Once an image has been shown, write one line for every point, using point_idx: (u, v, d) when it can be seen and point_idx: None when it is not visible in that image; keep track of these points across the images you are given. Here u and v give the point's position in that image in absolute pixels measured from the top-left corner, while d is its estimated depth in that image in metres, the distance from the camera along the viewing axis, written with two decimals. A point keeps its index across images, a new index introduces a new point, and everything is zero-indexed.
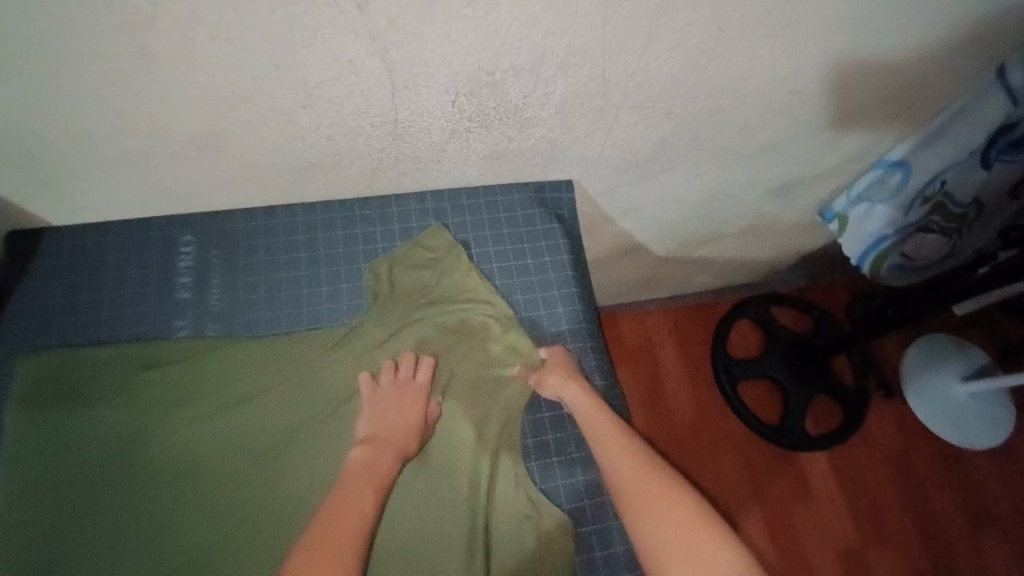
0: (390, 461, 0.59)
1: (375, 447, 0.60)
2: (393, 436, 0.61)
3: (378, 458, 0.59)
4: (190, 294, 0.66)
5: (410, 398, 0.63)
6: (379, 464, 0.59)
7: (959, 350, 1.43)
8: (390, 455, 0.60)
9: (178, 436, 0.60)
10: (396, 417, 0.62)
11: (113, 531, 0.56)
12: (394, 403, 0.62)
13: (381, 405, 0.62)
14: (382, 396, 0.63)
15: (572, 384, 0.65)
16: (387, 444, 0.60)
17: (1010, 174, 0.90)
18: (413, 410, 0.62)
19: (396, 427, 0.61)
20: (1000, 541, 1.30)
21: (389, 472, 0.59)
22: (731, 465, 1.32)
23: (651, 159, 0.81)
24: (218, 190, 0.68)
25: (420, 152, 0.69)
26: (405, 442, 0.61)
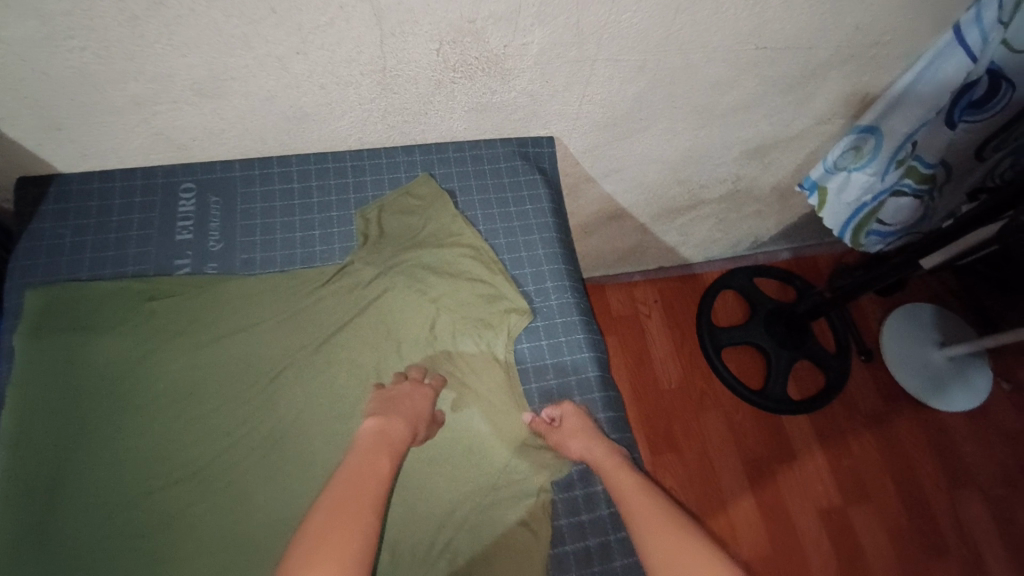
0: (402, 428, 0.60)
1: (387, 417, 0.60)
2: (406, 414, 0.62)
3: (391, 426, 0.60)
4: (191, 236, 0.71)
5: (423, 392, 0.64)
6: (393, 430, 0.59)
7: (935, 317, 1.48)
8: (402, 424, 0.60)
9: (177, 361, 0.64)
10: (411, 402, 0.63)
11: (118, 446, 0.60)
12: (406, 393, 0.64)
13: (392, 393, 0.63)
14: (393, 392, 0.63)
15: (597, 443, 0.63)
16: (399, 416, 0.61)
17: (981, 133, 0.85)
18: (424, 402, 0.64)
19: (407, 407, 0.62)
20: (974, 497, 1.35)
21: (402, 440, 0.59)
22: (716, 429, 1.36)
23: (628, 117, 0.86)
24: (217, 140, 0.72)
25: (409, 103, 0.73)
26: (417, 423, 0.62)
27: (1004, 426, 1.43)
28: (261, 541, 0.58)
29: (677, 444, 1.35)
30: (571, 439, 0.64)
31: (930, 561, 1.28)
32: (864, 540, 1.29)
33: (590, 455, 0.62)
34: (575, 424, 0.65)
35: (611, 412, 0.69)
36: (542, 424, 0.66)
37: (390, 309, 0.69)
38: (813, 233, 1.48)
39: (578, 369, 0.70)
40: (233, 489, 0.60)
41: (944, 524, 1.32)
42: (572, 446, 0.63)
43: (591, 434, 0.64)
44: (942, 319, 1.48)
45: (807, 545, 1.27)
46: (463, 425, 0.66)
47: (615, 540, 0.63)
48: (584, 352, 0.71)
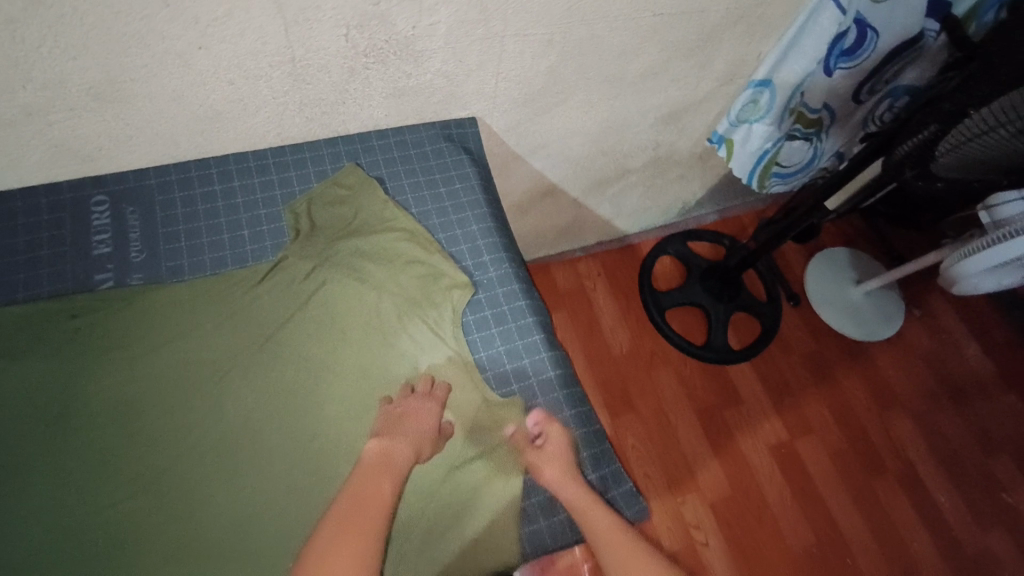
0: (405, 450, 0.61)
1: (390, 440, 0.61)
2: (410, 435, 0.62)
3: (395, 449, 0.61)
4: (109, 249, 0.68)
5: (428, 409, 0.64)
6: (396, 454, 0.61)
7: (850, 258, 1.61)
8: (406, 446, 0.61)
9: (113, 376, 0.62)
10: (415, 420, 0.63)
11: (59, 469, 0.58)
12: (412, 410, 0.64)
13: (399, 411, 0.64)
14: (399, 410, 0.64)
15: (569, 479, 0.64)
16: (401, 437, 0.62)
17: (855, 78, 0.92)
18: (428, 418, 0.64)
19: (412, 427, 0.62)
20: (901, 415, 1.48)
21: (405, 462, 0.61)
22: (668, 386, 1.43)
23: (544, 92, 0.89)
24: (126, 148, 0.69)
25: (324, 94, 0.73)
26: (420, 442, 0.62)
27: (918, 348, 1.57)
28: (224, 540, 0.57)
29: (634, 405, 1.40)
30: (547, 469, 0.63)
31: (870, 477, 1.40)
32: (812, 467, 1.39)
33: (563, 491, 0.63)
34: (554, 453, 0.65)
35: (559, 369, 0.71)
36: (524, 439, 0.65)
37: (330, 298, 0.69)
38: (735, 193, 1.58)
39: (523, 333, 0.72)
40: (189, 494, 0.59)
41: (879, 442, 1.44)
42: (547, 476, 0.63)
43: (567, 465, 0.64)
44: (856, 258, 1.61)
45: (762, 481, 1.36)
46: None
47: None
48: (527, 317, 0.73)
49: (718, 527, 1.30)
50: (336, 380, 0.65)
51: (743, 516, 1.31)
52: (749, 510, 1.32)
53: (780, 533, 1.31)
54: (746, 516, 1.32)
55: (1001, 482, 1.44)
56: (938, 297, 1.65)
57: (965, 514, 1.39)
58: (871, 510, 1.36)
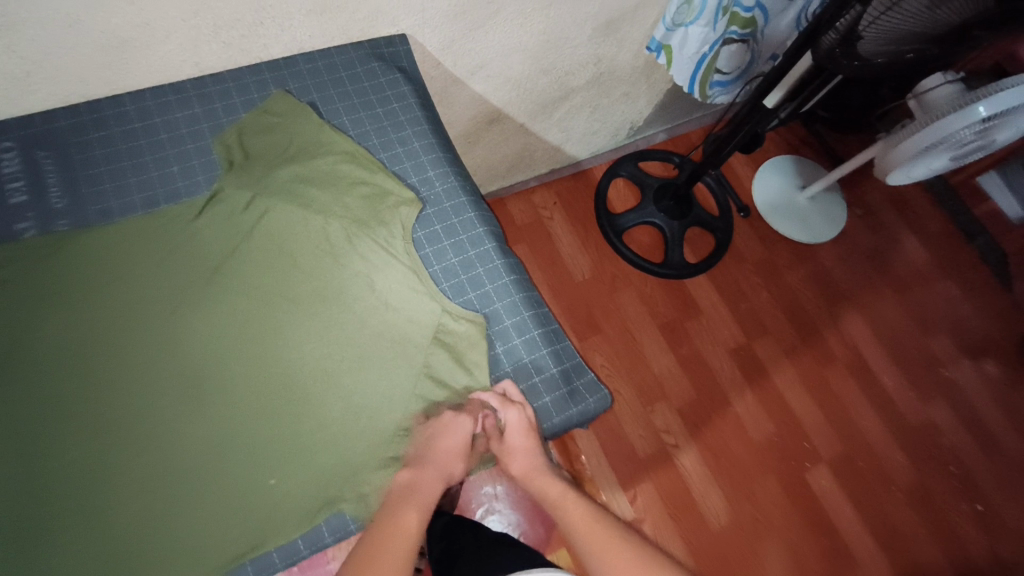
0: (433, 479, 0.60)
1: (418, 469, 0.60)
2: (440, 460, 0.61)
3: (423, 477, 0.60)
4: (26, 197, 0.64)
5: (458, 427, 0.61)
6: (423, 482, 0.59)
7: (794, 166, 1.66)
8: (434, 474, 0.60)
9: (55, 322, 0.59)
10: (445, 441, 0.61)
11: (13, 419, 0.56)
12: (440, 430, 0.61)
13: (428, 432, 0.61)
14: (429, 431, 0.61)
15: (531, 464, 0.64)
16: (431, 464, 0.60)
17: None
18: (458, 436, 0.61)
19: (441, 450, 0.61)
20: (848, 308, 1.57)
21: (434, 490, 0.59)
22: (632, 306, 1.47)
23: (475, 4, 0.85)
24: (26, 88, 0.64)
25: (239, 13, 0.67)
26: (449, 465, 0.61)
27: (861, 245, 1.65)
28: (197, 470, 0.57)
29: (600, 327, 1.44)
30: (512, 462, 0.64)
31: (823, 368, 1.49)
32: (771, 366, 1.47)
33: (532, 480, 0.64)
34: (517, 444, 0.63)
35: (515, 275, 0.72)
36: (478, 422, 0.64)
37: (276, 226, 0.67)
38: (681, 110, 1.59)
39: (475, 244, 0.72)
40: (154, 430, 0.58)
41: (829, 335, 1.53)
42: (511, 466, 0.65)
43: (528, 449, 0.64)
44: (799, 165, 1.66)
45: (724, 382, 1.43)
46: (386, 321, 0.66)
47: (540, 380, 0.67)
48: (477, 228, 0.73)
49: (686, 428, 1.37)
50: (296, 305, 0.64)
51: (709, 417, 1.39)
52: (714, 410, 1.40)
53: (744, 428, 1.40)
54: (713, 417, 1.39)
55: (938, 358, 1.56)
56: (876, 196, 1.73)
57: (908, 390, 1.51)
58: (825, 397, 1.46)
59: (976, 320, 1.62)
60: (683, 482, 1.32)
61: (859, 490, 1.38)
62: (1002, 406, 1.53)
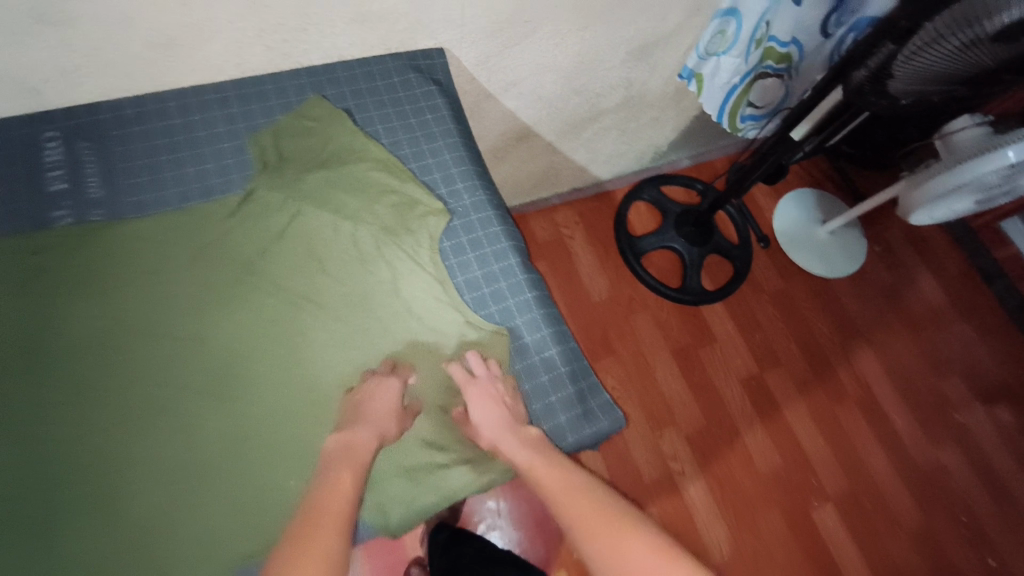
0: (368, 437, 0.58)
1: (352, 429, 0.58)
2: (371, 418, 0.59)
3: (358, 437, 0.58)
4: (65, 185, 0.65)
5: (387, 387, 0.62)
6: (357, 442, 0.57)
7: (815, 199, 1.66)
8: (369, 434, 0.58)
9: (86, 310, 0.60)
10: (375, 402, 0.60)
11: (38, 403, 0.56)
12: (372, 392, 0.61)
13: (360, 395, 0.61)
14: (362, 393, 0.61)
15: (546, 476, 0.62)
16: (364, 423, 0.59)
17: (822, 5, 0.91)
18: (389, 398, 0.61)
19: (375, 411, 0.60)
20: (863, 345, 1.55)
21: (368, 449, 0.57)
22: (646, 330, 1.47)
23: (513, 22, 0.86)
24: (74, 79, 0.66)
25: (284, 19, 0.69)
26: (382, 423, 0.60)
27: (878, 282, 1.64)
28: (215, 466, 0.57)
29: (613, 348, 1.44)
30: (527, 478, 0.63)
31: (835, 404, 1.47)
32: (783, 399, 1.45)
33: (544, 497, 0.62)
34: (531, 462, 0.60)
35: (537, 291, 0.72)
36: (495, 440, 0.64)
37: (306, 228, 0.68)
38: (705, 137, 1.59)
39: (499, 258, 0.72)
40: (176, 424, 0.58)
41: (843, 372, 1.51)
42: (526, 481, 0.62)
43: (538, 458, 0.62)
44: (820, 199, 1.66)
45: (734, 412, 1.42)
46: (409, 331, 0.66)
47: (556, 399, 0.67)
48: (502, 242, 0.73)
49: (693, 457, 1.36)
50: (320, 309, 0.65)
51: (717, 446, 1.38)
52: (722, 440, 1.38)
53: (751, 460, 1.38)
54: (721, 446, 1.38)
55: (951, 401, 1.53)
56: (896, 233, 1.71)
57: (920, 432, 1.48)
58: (835, 434, 1.44)
59: (992, 365, 1.59)
60: (688, 511, 1.30)
61: (864, 532, 1.35)
62: (1016, 455, 1.49)
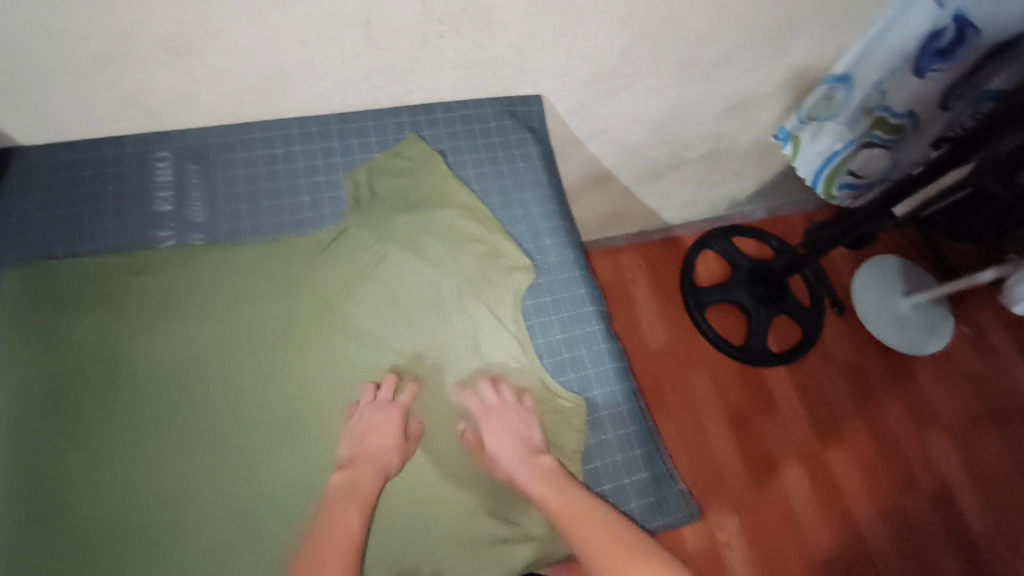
0: (369, 478, 0.58)
1: (353, 469, 0.59)
2: (372, 456, 0.59)
3: (358, 477, 0.58)
4: (171, 207, 0.67)
5: (388, 419, 0.61)
6: (360, 482, 0.58)
7: (898, 269, 1.55)
8: (369, 474, 0.59)
9: (175, 333, 0.62)
10: (376, 438, 0.60)
11: (123, 421, 0.59)
12: (372, 425, 0.60)
13: (360, 429, 0.60)
14: (359, 424, 0.61)
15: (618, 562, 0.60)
16: (365, 463, 0.59)
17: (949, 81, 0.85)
18: (390, 431, 0.61)
19: (373, 448, 0.60)
20: (939, 434, 1.43)
21: (372, 489, 0.58)
22: (702, 388, 1.41)
23: (614, 74, 0.84)
24: (191, 105, 0.68)
25: (394, 60, 0.69)
26: (384, 461, 0.60)
27: (963, 366, 1.52)
28: (286, 508, 0.58)
29: (666, 404, 1.39)
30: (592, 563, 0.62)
31: (903, 496, 1.36)
32: (845, 482, 1.36)
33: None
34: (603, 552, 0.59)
35: (617, 363, 0.70)
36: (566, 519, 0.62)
37: (391, 273, 0.68)
38: (787, 193, 1.52)
39: (581, 323, 0.70)
40: (253, 461, 0.59)
41: (914, 461, 1.40)
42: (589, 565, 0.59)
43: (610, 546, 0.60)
44: (907, 270, 1.55)
45: (791, 489, 1.33)
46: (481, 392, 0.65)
47: (629, 483, 0.65)
48: (586, 305, 0.71)
49: (742, 532, 1.28)
50: (399, 358, 0.65)
51: (769, 524, 1.29)
52: (775, 518, 1.30)
53: (805, 545, 1.29)
54: (772, 525, 1.29)
55: None
56: (988, 316, 1.58)
57: (998, 539, 1.35)
58: (902, 529, 1.33)
59: None
60: None
61: None
62: None
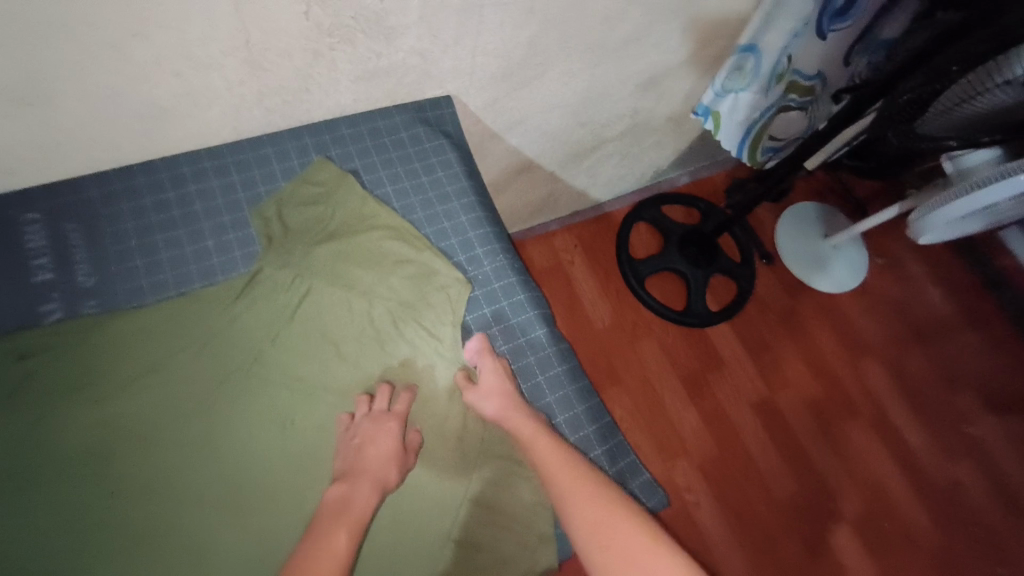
0: (367, 494, 0.56)
1: (350, 483, 0.56)
2: (370, 467, 0.57)
3: (355, 492, 0.56)
4: (52, 275, 0.60)
5: (384, 430, 0.58)
6: (356, 498, 0.55)
7: (816, 214, 1.64)
8: (368, 489, 0.56)
9: (83, 417, 0.56)
10: (374, 449, 0.58)
11: (38, 526, 0.53)
12: (367, 435, 0.58)
13: (357, 440, 0.58)
14: (356, 438, 0.59)
15: None
16: (363, 478, 0.57)
17: (846, 40, 0.89)
18: (388, 442, 0.58)
19: (371, 459, 0.57)
20: (869, 361, 1.55)
21: (366, 505, 0.55)
22: (652, 356, 1.44)
23: (524, 65, 0.81)
24: (56, 156, 0.60)
25: (286, 80, 0.64)
26: (383, 472, 0.58)
27: (882, 297, 1.63)
28: None
29: (620, 378, 1.41)
30: None
31: (845, 424, 1.46)
32: (793, 421, 1.44)
33: None
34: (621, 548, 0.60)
35: (567, 364, 0.69)
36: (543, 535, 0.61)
37: (318, 310, 0.64)
38: (706, 155, 1.56)
39: (526, 329, 0.69)
40: (200, 540, 0.55)
41: (851, 389, 1.50)
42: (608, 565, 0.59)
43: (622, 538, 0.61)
44: (823, 214, 1.64)
45: (747, 438, 1.40)
46: (430, 420, 0.63)
47: None
48: (528, 312, 0.70)
49: (708, 486, 1.34)
50: (342, 399, 0.62)
51: (730, 473, 1.36)
52: (735, 467, 1.37)
53: (766, 486, 1.36)
54: (733, 473, 1.36)
55: (959, 414, 1.53)
56: (898, 246, 1.71)
57: (930, 448, 1.48)
58: (847, 455, 1.43)
59: (999, 375, 1.59)
60: (705, 544, 1.29)
61: (880, 552, 1.35)
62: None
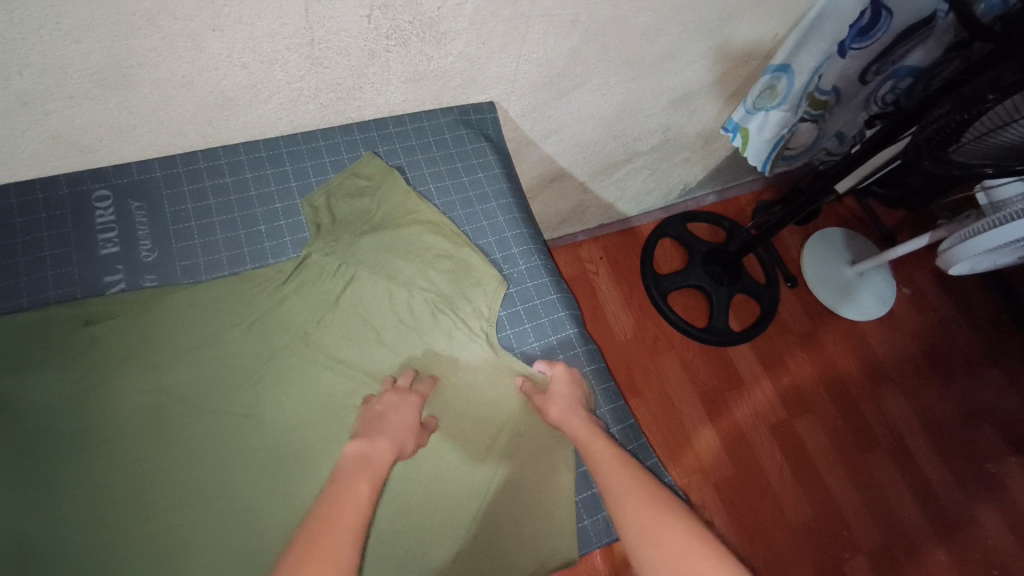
0: (386, 450, 0.57)
1: (370, 440, 0.57)
2: (391, 431, 0.59)
3: (375, 449, 0.56)
4: (117, 248, 0.64)
5: (408, 402, 0.61)
6: (376, 453, 0.56)
7: (843, 240, 1.64)
8: (387, 444, 0.57)
9: (139, 383, 0.59)
10: (396, 417, 0.60)
11: (94, 481, 0.56)
12: (391, 406, 0.61)
13: (381, 407, 0.60)
14: (379, 408, 0.60)
15: None
16: (383, 435, 0.58)
17: (866, 60, 0.91)
18: (411, 413, 0.61)
19: (396, 424, 0.59)
20: (891, 391, 1.53)
21: (386, 461, 0.56)
22: (671, 371, 1.45)
23: (564, 75, 0.84)
24: (129, 139, 0.64)
25: (342, 78, 0.67)
26: (402, 438, 0.59)
27: (908, 326, 1.62)
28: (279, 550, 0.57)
29: (639, 390, 1.42)
30: None
31: (864, 453, 1.44)
32: (810, 445, 1.43)
33: None
34: None
35: (595, 364, 0.71)
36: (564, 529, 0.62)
37: (360, 296, 0.67)
38: (735, 175, 1.57)
39: (556, 328, 0.71)
40: (239, 506, 0.58)
41: (870, 418, 1.49)
42: None
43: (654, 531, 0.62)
44: (850, 240, 1.64)
45: (763, 459, 1.39)
46: (459, 409, 0.65)
47: None
48: (559, 312, 0.72)
49: (722, 505, 1.33)
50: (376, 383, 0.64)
51: (745, 493, 1.35)
52: (750, 487, 1.36)
53: (781, 509, 1.35)
54: (748, 493, 1.35)
55: (983, 451, 1.50)
56: (926, 277, 1.69)
57: (951, 483, 1.45)
58: (865, 483, 1.41)
59: None
60: None
61: None
62: None
